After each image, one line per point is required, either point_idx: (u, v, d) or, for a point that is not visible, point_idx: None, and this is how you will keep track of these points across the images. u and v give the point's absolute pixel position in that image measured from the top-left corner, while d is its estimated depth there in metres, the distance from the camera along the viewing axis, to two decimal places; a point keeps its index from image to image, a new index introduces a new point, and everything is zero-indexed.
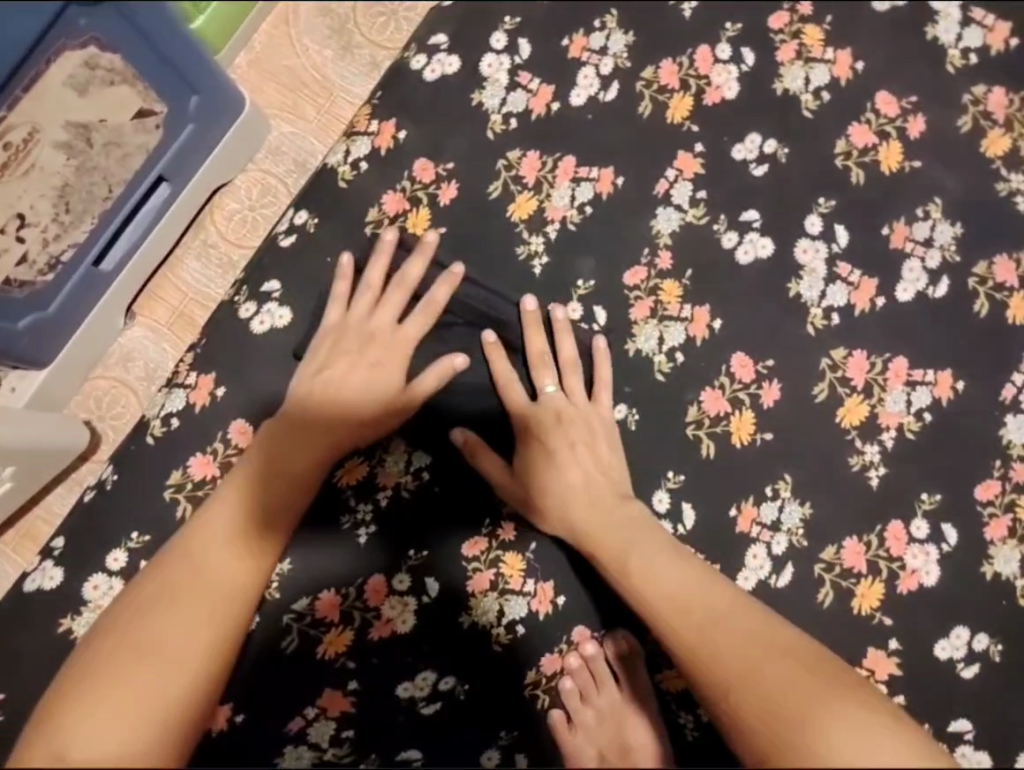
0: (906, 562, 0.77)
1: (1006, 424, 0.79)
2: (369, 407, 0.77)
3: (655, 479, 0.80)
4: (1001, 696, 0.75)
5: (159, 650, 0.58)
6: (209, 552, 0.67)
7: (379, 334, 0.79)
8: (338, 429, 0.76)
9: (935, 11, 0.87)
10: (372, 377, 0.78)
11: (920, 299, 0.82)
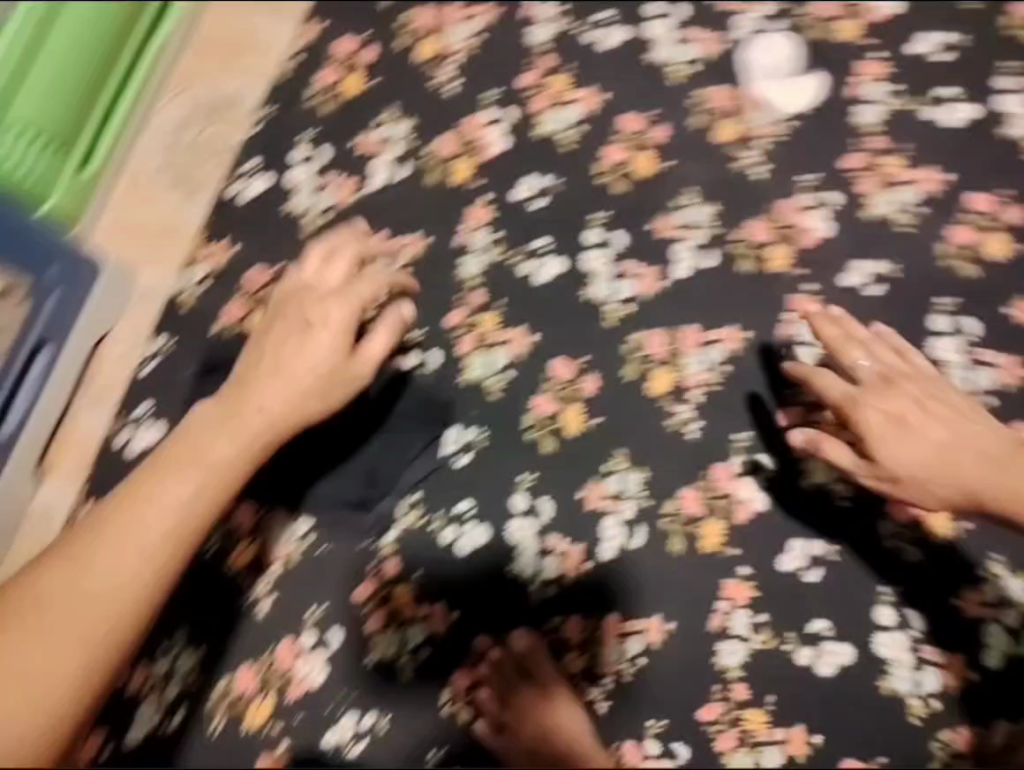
0: (737, 495, 0.88)
1: (793, 355, 0.91)
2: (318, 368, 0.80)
3: (510, 485, 0.90)
4: (846, 591, 0.85)
5: (92, 596, 0.72)
6: (151, 494, 0.76)
7: (331, 293, 0.82)
8: (301, 383, 0.80)
9: (654, 39, 1.03)
10: (320, 335, 0.81)
11: (698, 272, 0.95)
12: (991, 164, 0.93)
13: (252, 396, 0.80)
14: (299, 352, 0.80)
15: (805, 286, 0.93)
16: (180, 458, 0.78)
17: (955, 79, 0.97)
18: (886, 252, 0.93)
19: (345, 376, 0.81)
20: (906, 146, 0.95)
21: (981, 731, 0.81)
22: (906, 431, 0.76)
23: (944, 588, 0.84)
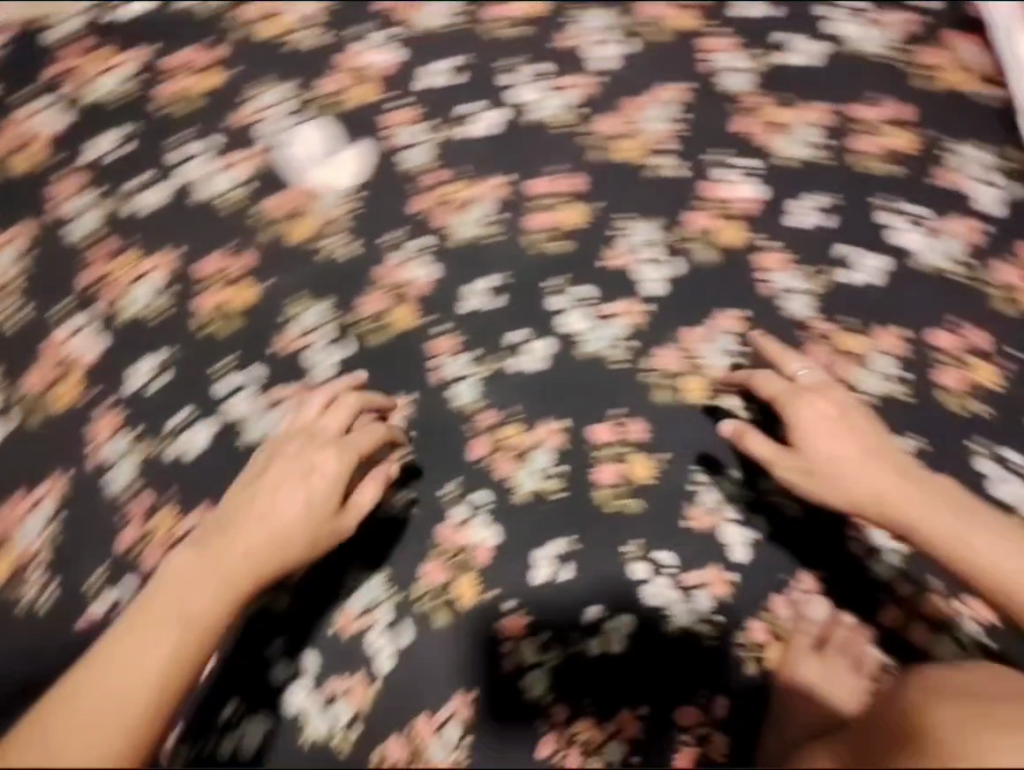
0: (470, 542, 0.96)
1: (453, 395, 0.96)
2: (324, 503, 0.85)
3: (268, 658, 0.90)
4: (600, 570, 0.95)
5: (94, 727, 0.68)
6: (190, 593, 0.77)
7: (331, 441, 0.88)
8: (289, 531, 0.83)
9: (193, 175, 0.95)
10: (291, 488, 0.85)
11: (343, 364, 0.96)
12: (538, 154, 0.99)
13: (269, 521, 0.82)
14: (278, 497, 0.84)
15: (441, 329, 0.97)
16: (138, 624, 0.74)
17: (474, 91, 1.00)
18: (492, 266, 0.97)
19: (324, 529, 0.86)
20: (464, 168, 0.98)
21: (763, 614, 0.94)
22: (841, 424, 0.87)
23: (674, 517, 0.94)
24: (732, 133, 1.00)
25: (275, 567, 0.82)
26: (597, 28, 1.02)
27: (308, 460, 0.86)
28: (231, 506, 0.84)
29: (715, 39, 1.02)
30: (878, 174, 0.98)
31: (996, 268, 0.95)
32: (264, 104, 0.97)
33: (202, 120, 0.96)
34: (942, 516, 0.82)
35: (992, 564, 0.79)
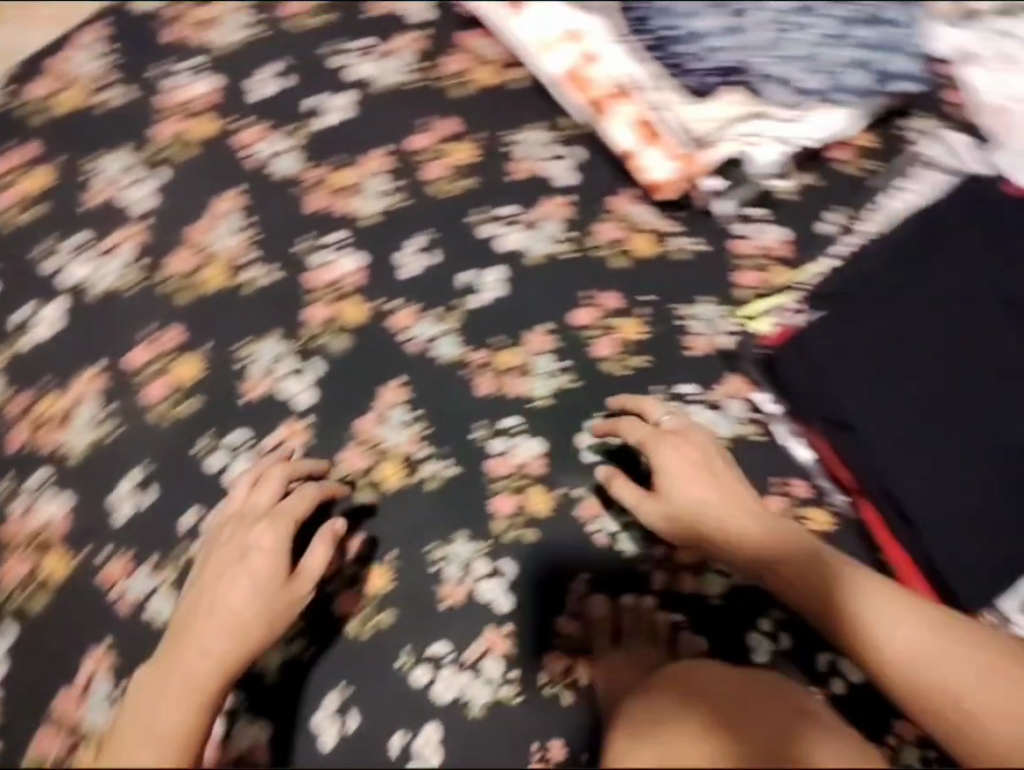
0: (244, 746, 0.85)
1: (152, 614, 0.85)
2: (266, 609, 0.80)
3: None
4: (381, 698, 0.87)
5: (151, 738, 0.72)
6: (156, 709, 0.74)
7: (263, 517, 0.83)
8: (240, 625, 0.78)
9: None
10: (240, 576, 0.80)
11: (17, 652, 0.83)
12: (117, 328, 0.91)
13: (216, 618, 0.78)
14: (230, 591, 0.80)
15: (103, 556, 0.86)
16: (174, 645, 0.78)
17: (20, 296, 0.92)
18: (125, 464, 0.88)
19: (281, 600, 0.81)
20: (46, 379, 0.90)
21: (559, 641, 0.91)
22: (698, 477, 0.86)
23: (429, 605, 0.89)
24: (306, 215, 0.95)
25: (246, 650, 0.78)
26: (117, 172, 0.95)
27: (249, 540, 0.82)
28: (192, 594, 0.81)
29: (240, 133, 0.97)
30: (459, 195, 0.96)
31: (597, 230, 0.96)
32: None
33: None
34: (905, 619, 0.79)
35: (876, 626, 0.79)
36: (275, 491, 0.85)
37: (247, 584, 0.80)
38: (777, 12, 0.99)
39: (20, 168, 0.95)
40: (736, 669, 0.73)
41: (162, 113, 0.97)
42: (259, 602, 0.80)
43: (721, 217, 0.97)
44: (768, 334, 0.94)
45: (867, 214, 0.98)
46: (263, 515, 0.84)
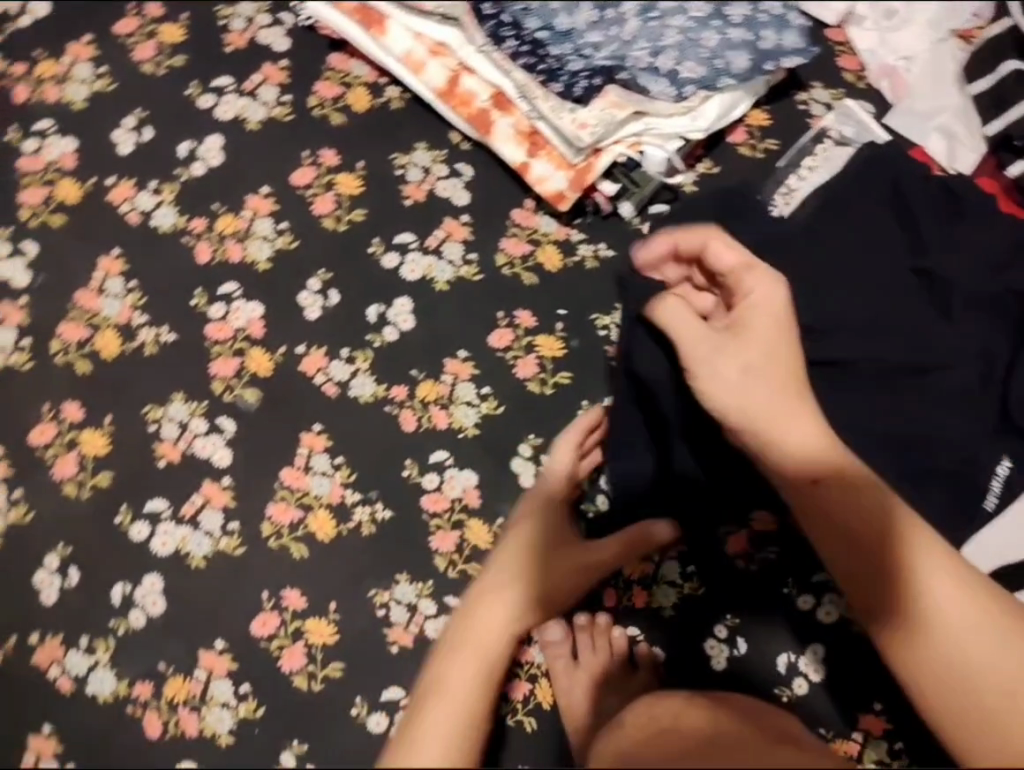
0: None
1: (93, 690, 0.85)
2: (530, 600, 0.80)
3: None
4: (335, 754, 0.83)
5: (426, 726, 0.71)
6: (434, 710, 0.73)
7: (516, 517, 0.86)
8: (502, 625, 0.78)
9: None
10: (510, 563, 0.82)
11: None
12: (14, 409, 0.91)
13: (475, 620, 0.78)
14: (494, 586, 0.81)
15: (33, 639, 0.86)
16: (449, 644, 0.78)
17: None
18: (44, 545, 0.88)
19: (536, 594, 0.81)
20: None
21: (517, 670, 0.90)
22: (775, 346, 0.78)
23: (381, 650, 0.86)
24: (196, 268, 0.95)
25: (507, 645, 0.78)
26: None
27: (509, 533, 0.85)
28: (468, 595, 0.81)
29: (112, 189, 0.97)
30: (349, 229, 0.97)
31: (501, 248, 0.96)
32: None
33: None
34: (972, 614, 0.72)
35: (935, 610, 0.72)
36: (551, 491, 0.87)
37: (510, 570, 0.82)
38: None
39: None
40: (682, 697, 0.67)
41: (28, 179, 0.97)
42: (524, 602, 0.80)
43: (631, 220, 0.96)
44: None
45: (780, 196, 0.96)
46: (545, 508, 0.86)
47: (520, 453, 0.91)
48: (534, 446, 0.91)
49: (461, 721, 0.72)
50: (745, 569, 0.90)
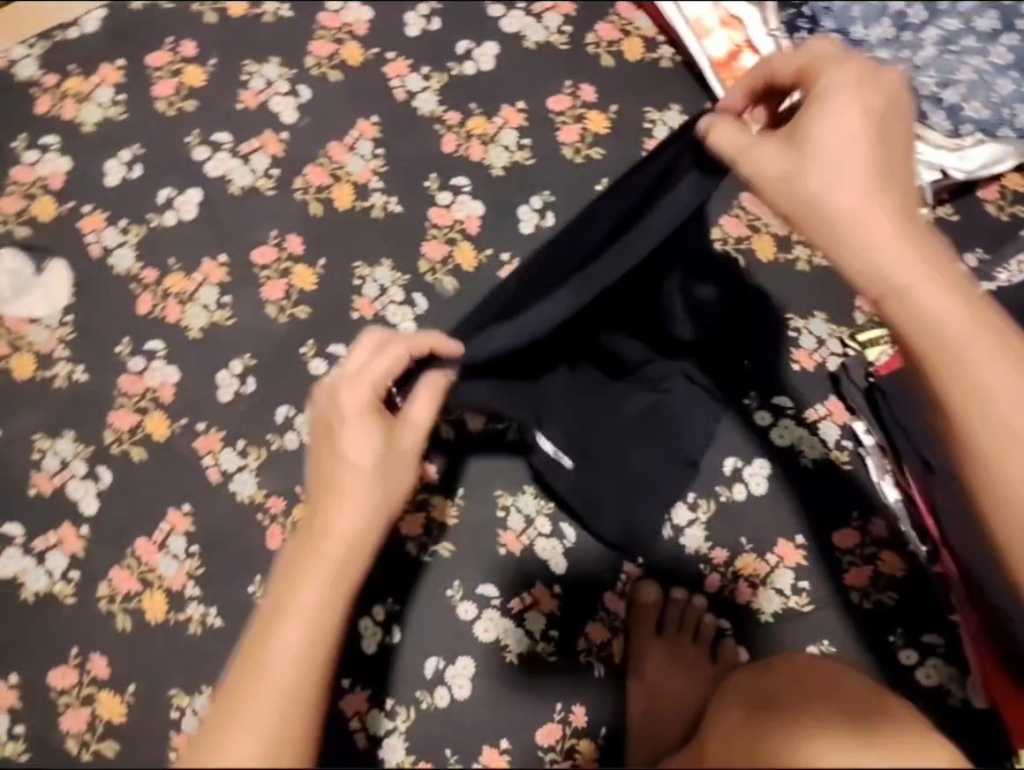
0: None
1: (236, 490, 0.93)
2: (385, 504, 0.68)
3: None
4: (421, 623, 0.91)
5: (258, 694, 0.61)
6: (270, 672, 0.61)
7: (356, 405, 0.69)
8: (351, 545, 0.66)
9: None
10: (354, 467, 0.67)
11: (101, 497, 0.93)
12: (246, 227, 0.99)
13: (319, 551, 0.65)
14: (354, 493, 0.66)
15: (201, 425, 0.94)
16: (288, 576, 0.65)
17: (161, 179, 1.00)
18: (233, 350, 0.96)
19: (396, 493, 0.69)
20: (168, 262, 0.98)
21: (601, 615, 0.93)
22: (848, 124, 0.65)
23: (490, 546, 0.93)
24: (438, 154, 1.01)
25: (360, 562, 0.66)
26: (272, 79, 1.02)
27: (339, 419, 0.68)
28: (312, 501, 0.67)
29: (389, 63, 1.03)
30: (584, 162, 1.00)
31: (721, 223, 0.99)
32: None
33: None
34: None
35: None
36: (360, 398, 0.69)
37: (366, 469, 0.67)
38: (944, 30, 0.94)
39: (176, 62, 1.03)
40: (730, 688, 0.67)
41: (321, 31, 1.04)
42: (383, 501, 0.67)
43: None
44: (876, 364, 0.92)
45: (1015, 262, 0.91)
46: (361, 414, 0.69)
47: None
48: None
49: (299, 681, 0.62)
50: (857, 603, 0.90)
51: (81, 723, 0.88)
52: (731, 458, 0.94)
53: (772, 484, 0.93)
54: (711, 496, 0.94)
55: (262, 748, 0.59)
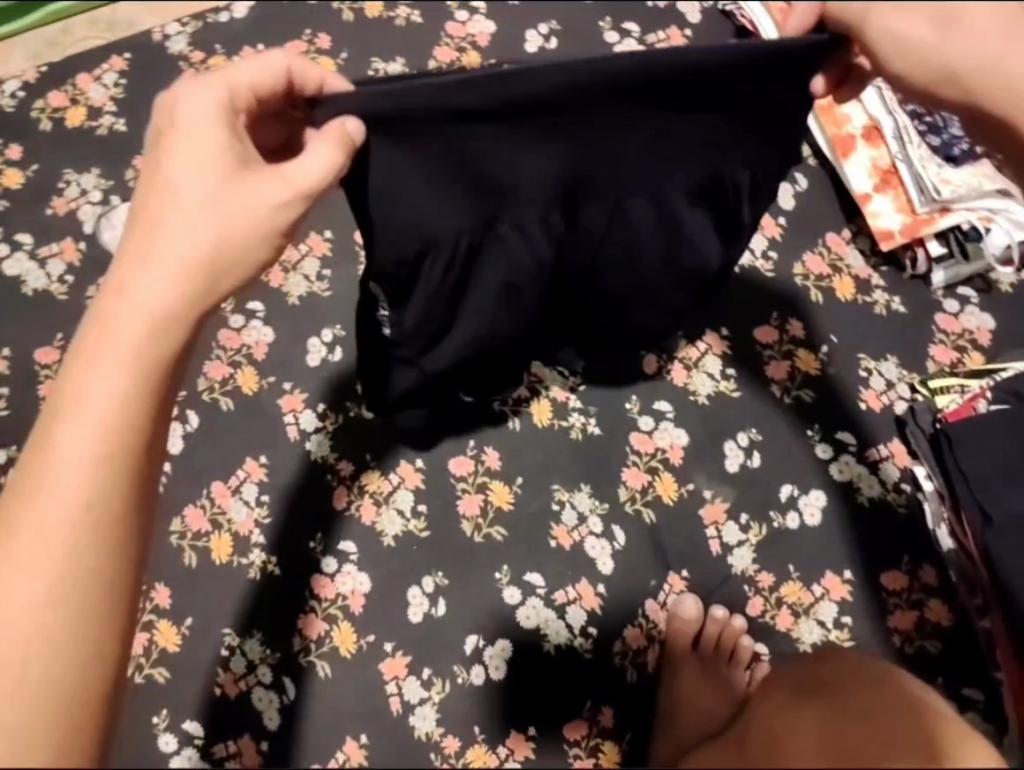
0: (344, 591, 0.94)
1: (311, 449, 0.98)
2: (206, 263, 0.58)
3: (149, 734, 0.89)
4: (468, 600, 0.94)
5: (42, 508, 0.55)
6: (54, 478, 0.55)
7: (180, 151, 0.59)
8: (157, 320, 0.57)
9: (17, 274, 1.04)
10: (176, 224, 0.58)
11: (187, 438, 0.98)
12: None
13: (113, 336, 0.56)
14: (167, 254, 0.57)
15: (288, 385, 1.00)
16: (80, 361, 0.56)
17: None
18: (327, 321, 1.03)
19: (229, 250, 0.59)
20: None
21: (640, 620, 0.95)
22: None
23: (541, 537, 0.96)
24: None
25: (166, 337, 0.58)
26: (396, 77, 1.10)
27: (161, 168, 0.59)
28: (118, 269, 0.58)
29: None
30: None
31: (805, 260, 1.02)
32: (81, 191, 1.07)
33: (34, 222, 1.06)
34: None
35: None
36: (203, 106, 0.60)
37: (187, 225, 0.58)
38: None
39: (310, 52, 1.11)
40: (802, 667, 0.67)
41: (447, 39, 1.11)
42: (204, 255, 0.58)
43: (934, 289, 1.00)
44: (946, 409, 0.92)
45: None
46: (192, 128, 0.59)
47: (736, 440, 0.97)
48: (752, 439, 0.97)
49: (83, 483, 0.55)
50: (898, 646, 0.91)
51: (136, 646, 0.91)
52: (788, 486, 0.96)
53: (827, 517, 0.95)
54: (763, 519, 0.95)
55: (51, 557, 0.54)
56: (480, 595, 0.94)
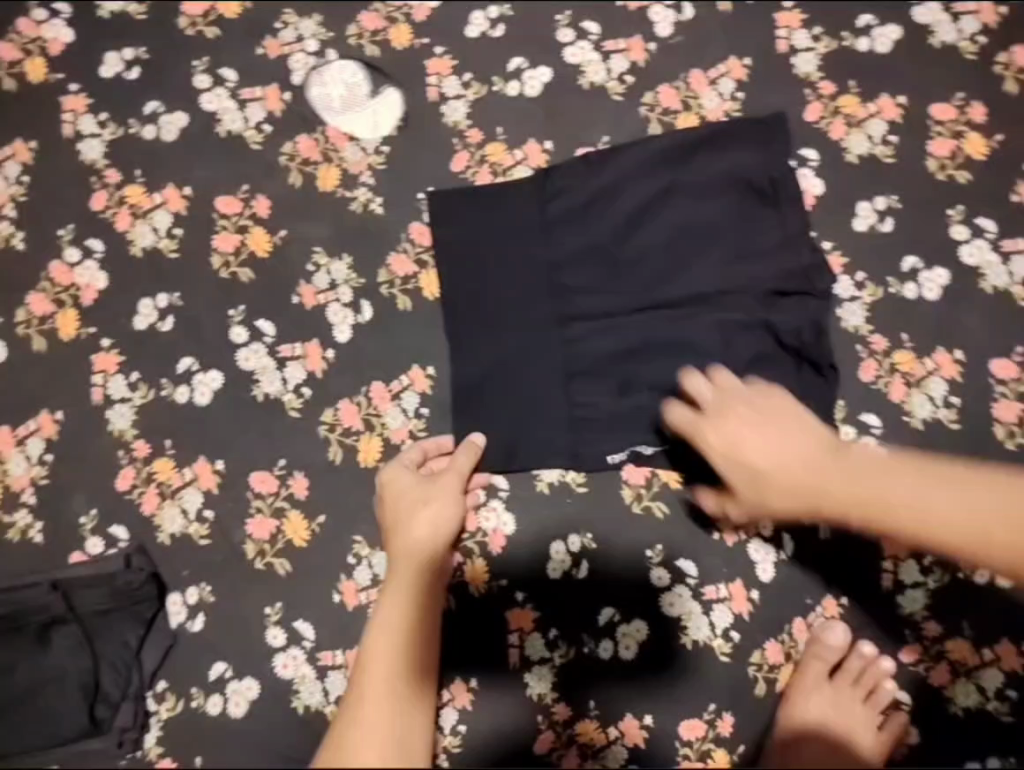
0: (485, 527, 0.89)
1: (482, 369, 0.90)
2: (449, 524, 0.80)
3: (260, 621, 0.88)
4: (613, 571, 0.88)
5: (368, 702, 0.64)
6: (377, 662, 0.67)
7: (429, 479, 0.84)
8: (427, 556, 0.76)
9: (213, 111, 0.96)
10: (427, 505, 0.80)
11: (357, 330, 0.92)
12: (582, 122, 0.95)
13: (409, 569, 0.74)
14: (423, 521, 0.79)
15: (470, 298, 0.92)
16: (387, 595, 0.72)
17: (515, 46, 0.97)
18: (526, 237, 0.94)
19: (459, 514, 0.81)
20: (496, 130, 0.95)
21: (783, 636, 0.88)
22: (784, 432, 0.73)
23: (704, 525, 0.89)
24: (799, 120, 0.94)
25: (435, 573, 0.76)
26: None
27: (405, 487, 0.82)
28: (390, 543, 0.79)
29: (782, 12, 0.97)
30: (946, 181, 0.93)
31: None
32: (296, 37, 0.98)
33: (241, 58, 0.97)
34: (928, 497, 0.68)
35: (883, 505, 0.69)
36: (405, 475, 0.84)
37: (431, 500, 0.81)
38: None
39: None
40: None
41: None
42: (446, 517, 0.80)
43: None
44: None
45: None
46: (411, 491, 0.82)
47: None
48: None
49: (399, 678, 0.66)
50: None
51: (266, 528, 0.89)
52: None
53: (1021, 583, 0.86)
54: (949, 566, 0.88)
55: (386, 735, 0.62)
56: (625, 569, 0.88)
